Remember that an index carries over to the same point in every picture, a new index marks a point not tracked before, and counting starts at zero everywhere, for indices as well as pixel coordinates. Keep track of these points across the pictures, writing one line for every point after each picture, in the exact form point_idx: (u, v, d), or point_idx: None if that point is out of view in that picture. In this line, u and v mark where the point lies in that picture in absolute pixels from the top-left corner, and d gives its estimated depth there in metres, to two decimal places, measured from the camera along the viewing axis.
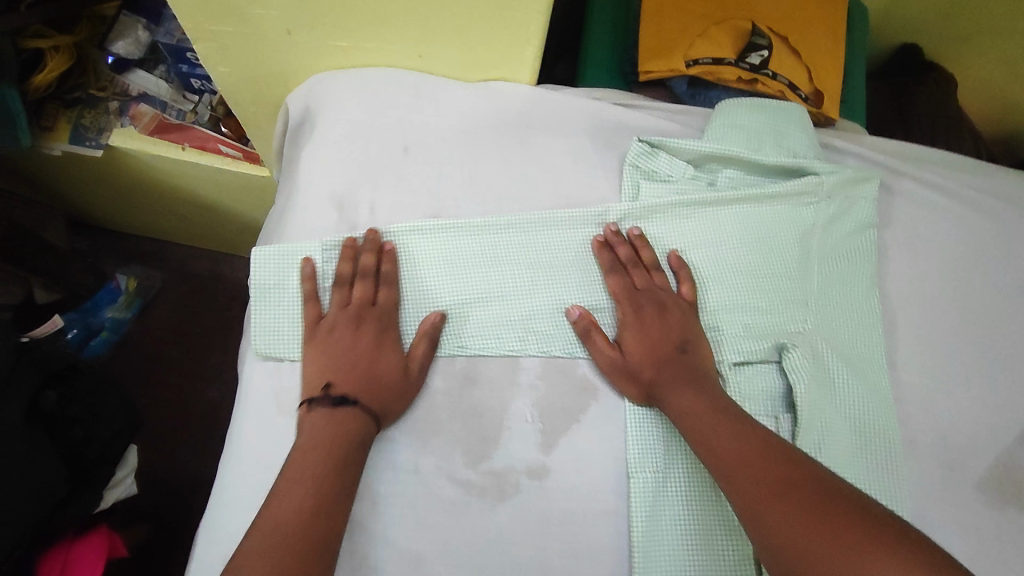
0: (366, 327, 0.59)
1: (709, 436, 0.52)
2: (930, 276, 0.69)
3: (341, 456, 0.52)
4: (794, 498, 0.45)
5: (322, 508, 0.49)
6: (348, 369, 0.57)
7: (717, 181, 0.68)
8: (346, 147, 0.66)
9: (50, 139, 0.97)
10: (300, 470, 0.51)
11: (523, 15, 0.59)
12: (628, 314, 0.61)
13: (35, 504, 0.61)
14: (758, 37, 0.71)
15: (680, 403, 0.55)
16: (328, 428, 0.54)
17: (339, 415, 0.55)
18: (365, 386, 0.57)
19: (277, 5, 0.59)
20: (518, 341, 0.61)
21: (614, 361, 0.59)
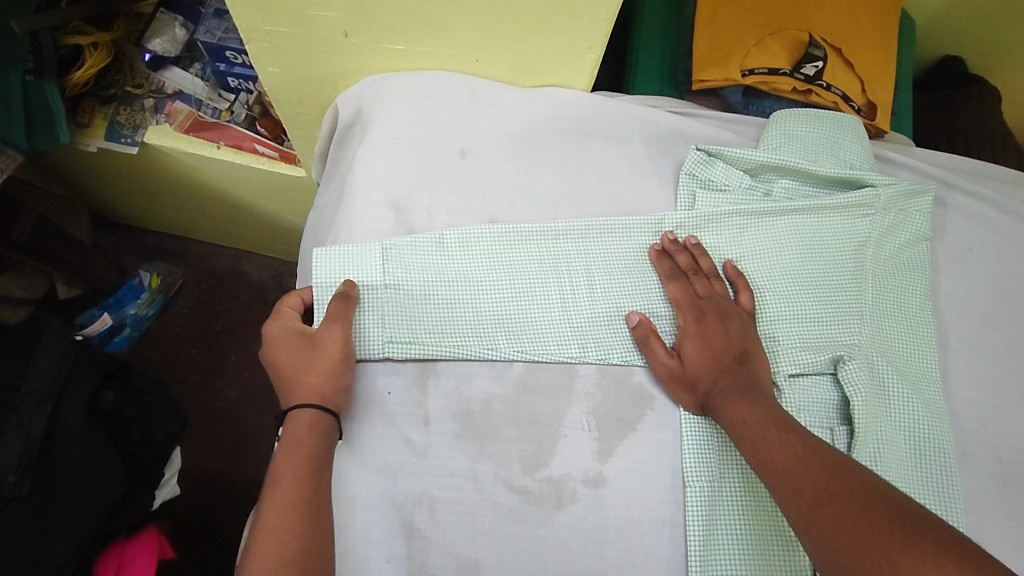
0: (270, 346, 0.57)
1: (761, 446, 0.51)
2: (987, 289, 0.68)
3: (314, 464, 0.50)
4: (843, 511, 0.43)
5: (312, 524, 0.48)
6: (280, 386, 0.55)
7: (773, 191, 0.67)
8: (402, 149, 0.65)
9: (86, 135, 0.97)
10: (277, 491, 0.48)
11: (587, 21, 0.59)
12: (688, 322, 0.60)
13: (94, 505, 0.64)
14: (814, 48, 0.72)
15: (732, 413, 0.54)
16: (289, 438, 0.51)
17: (291, 421, 0.52)
18: (295, 384, 0.54)
19: (340, 7, 0.59)
20: (577, 349, 0.60)
21: (672, 369, 0.58)
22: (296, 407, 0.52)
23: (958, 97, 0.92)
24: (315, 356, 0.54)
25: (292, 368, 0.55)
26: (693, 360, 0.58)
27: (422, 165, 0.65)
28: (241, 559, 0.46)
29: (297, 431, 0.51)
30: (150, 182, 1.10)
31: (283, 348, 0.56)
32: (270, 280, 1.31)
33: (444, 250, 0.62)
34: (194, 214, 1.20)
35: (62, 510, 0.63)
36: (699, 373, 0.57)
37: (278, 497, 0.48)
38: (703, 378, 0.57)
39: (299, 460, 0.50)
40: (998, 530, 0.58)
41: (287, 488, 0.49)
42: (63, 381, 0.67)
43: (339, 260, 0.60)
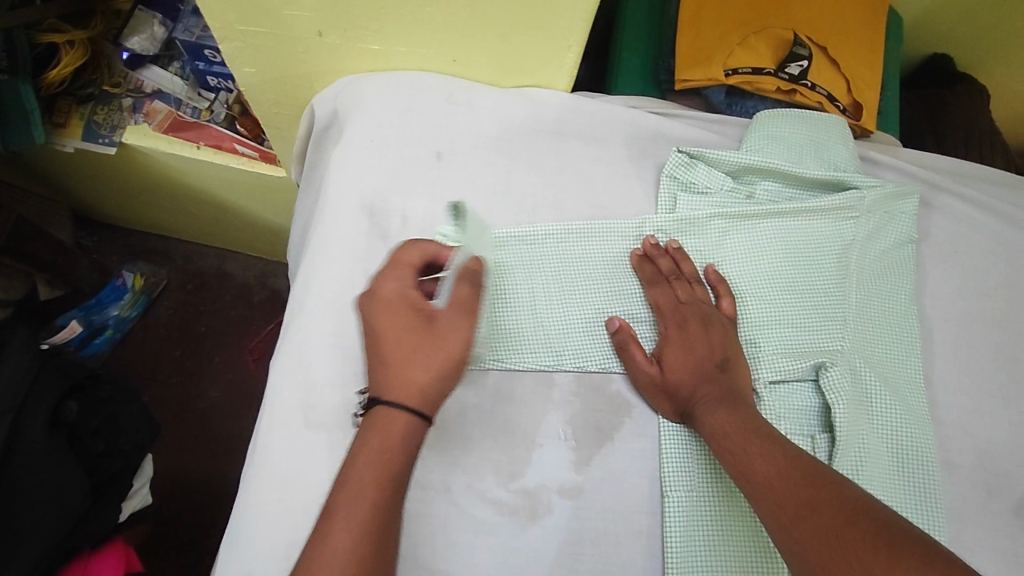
0: (388, 313, 0.48)
1: (740, 456, 0.49)
2: (971, 293, 0.67)
3: (392, 480, 0.43)
4: (824, 525, 0.41)
5: (376, 555, 0.42)
6: (377, 364, 0.47)
7: (756, 193, 0.66)
8: (377, 152, 0.64)
9: (63, 135, 0.95)
10: (347, 506, 0.42)
11: (565, 21, 0.57)
12: (670, 328, 0.59)
13: (57, 520, 0.63)
14: (799, 47, 0.70)
15: (712, 423, 0.52)
16: (367, 435, 0.44)
17: (385, 417, 0.45)
18: (400, 372, 0.46)
19: (314, 6, 0.57)
20: (554, 357, 0.59)
21: (655, 376, 0.57)
22: (391, 402, 0.45)
23: (947, 95, 0.91)
24: (433, 344, 0.47)
25: (401, 349, 0.47)
26: (677, 366, 0.56)
27: (397, 167, 0.63)
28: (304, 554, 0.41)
29: (385, 433, 0.44)
30: (131, 182, 1.08)
31: (396, 323, 0.48)
32: (255, 280, 1.29)
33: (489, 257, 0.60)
34: (177, 214, 1.18)
35: (24, 526, 0.62)
36: (681, 382, 0.56)
37: (345, 514, 0.42)
38: (686, 385, 0.56)
39: (374, 472, 0.43)
40: (979, 538, 0.57)
41: (360, 505, 0.42)
42: (23, 394, 0.65)
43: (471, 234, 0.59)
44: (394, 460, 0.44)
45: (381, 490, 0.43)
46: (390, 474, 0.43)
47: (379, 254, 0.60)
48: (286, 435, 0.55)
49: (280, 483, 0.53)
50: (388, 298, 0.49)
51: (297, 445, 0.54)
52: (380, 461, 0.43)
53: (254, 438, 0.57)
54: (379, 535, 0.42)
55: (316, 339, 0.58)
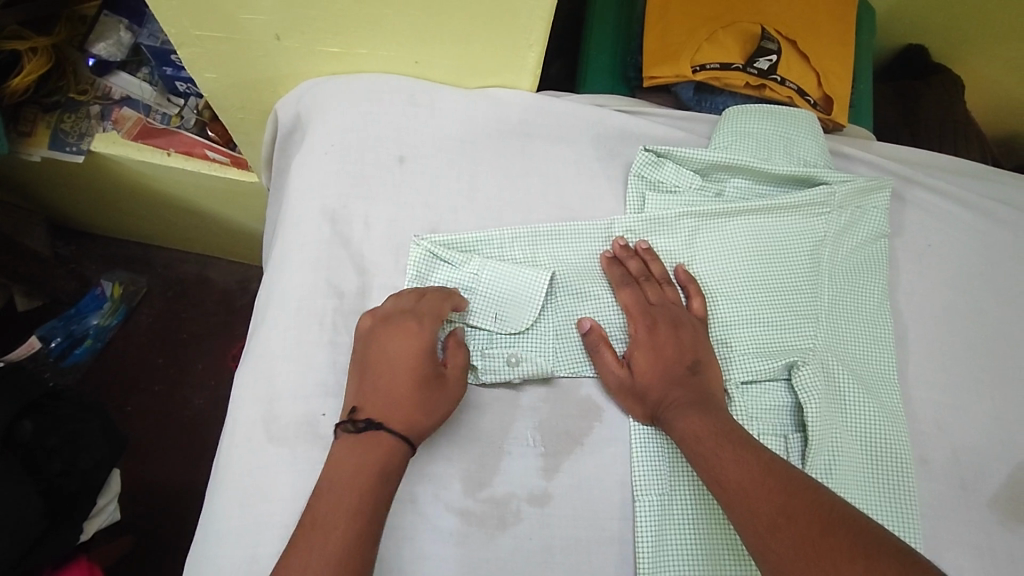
0: (413, 355, 0.51)
1: (713, 459, 0.48)
2: (942, 287, 0.67)
3: (379, 491, 0.45)
4: (800, 533, 0.41)
5: (361, 554, 0.42)
6: (386, 395, 0.49)
7: (725, 191, 0.65)
8: (338, 157, 0.62)
9: (29, 144, 0.92)
10: (334, 511, 0.44)
11: (525, 19, 0.56)
12: (640, 328, 0.58)
13: (13, 541, 0.62)
14: (767, 41, 0.70)
15: (684, 425, 0.51)
16: (361, 447, 0.47)
17: (378, 443, 0.47)
18: (404, 413, 0.49)
19: (268, 9, 0.56)
20: (520, 372, 0.56)
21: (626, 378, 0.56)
22: (388, 434, 0.47)
23: (922, 86, 0.91)
24: (444, 401, 0.51)
25: (412, 396, 0.50)
26: (648, 368, 0.56)
27: (359, 173, 0.62)
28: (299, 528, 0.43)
29: (378, 447, 0.47)
30: (106, 190, 1.06)
31: (414, 369, 0.50)
32: (234, 287, 1.27)
33: (465, 275, 0.60)
34: (154, 221, 1.15)
35: None
36: (652, 384, 0.55)
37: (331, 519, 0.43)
38: (658, 387, 0.55)
39: (365, 474, 0.45)
40: (953, 534, 0.57)
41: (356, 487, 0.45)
42: None
43: (432, 250, 0.59)
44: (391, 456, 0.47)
45: (372, 487, 0.45)
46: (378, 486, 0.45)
47: (341, 261, 0.59)
48: (249, 448, 0.53)
49: (242, 498, 0.52)
50: (419, 339, 0.52)
51: (258, 460, 0.53)
52: (379, 455, 0.47)
53: (219, 452, 0.56)
54: (368, 530, 0.44)
55: (279, 349, 0.56)
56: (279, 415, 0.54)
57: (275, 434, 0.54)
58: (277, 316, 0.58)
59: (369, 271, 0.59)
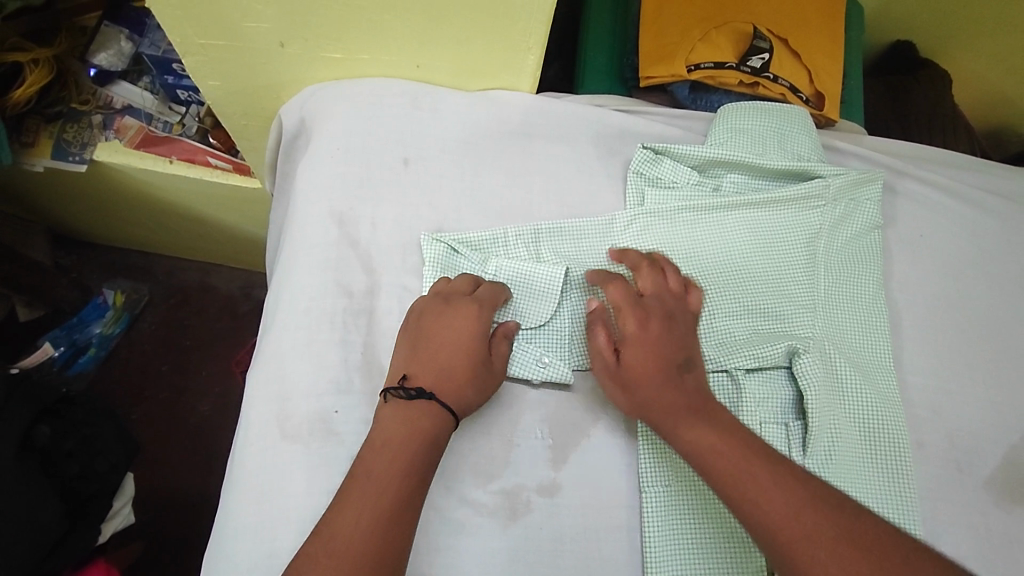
0: (466, 334, 0.54)
1: (741, 491, 0.46)
2: (934, 275, 0.68)
3: (415, 461, 0.48)
4: (847, 556, 0.42)
5: (401, 509, 0.46)
6: (441, 370, 0.53)
7: (722, 186, 0.67)
8: (344, 160, 0.64)
9: (32, 155, 0.93)
10: (370, 476, 0.46)
11: (523, 22, 0.58)
12: (631, 323, 0.55)
13: (33, 541, 0.63)
14: (759, 40, 0.72)
15: (695, 438, 0.49)
16: (403, 416, 0.50)
17: (426, 411, 0.50)
18: (451, 387, 0.52)
19: (272, 17, 0.57)
20: (538, 369, 0.58)
21: (615, 369, 0.54)
22: (436, 403, 0.51)
23: (910, 80, 0.93)
24: (490, 380, 0.54)
25: (461, 372, 0.53)
26: (637, 364, 0.53)
27: (365, 175, 0.63)
28: (344, 485, 0.47)
29: (422, 416, 0.50)
30: (108, 199, 1.07)
31: (465, 347, 0.54)
32: (236, 292, 1.28)
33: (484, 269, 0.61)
34: (155, 229, 1.16)
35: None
36: (645, 383, 0.52)
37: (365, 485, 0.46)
38: (652, 387, 0.52)
39: (411, 440, 0.48)
40: (949, 515, 0.58)
41: (399, 450, 0.48)
42: None
43: (446, 250, 0.61)
44: (432, 428, 0.50)
45: (414, 453, 0.48)
46: (415, 456, 0.48)
47: (350, 261, 0.60)
48: (263, 446, 0.55)
49: (257, 494, 0.53)
50: (477, 321, 0.55)
51: (273, 457, 0.54)
52: (420, 428, 0.49)
53: (233, 450, 0.57)
54: (409, 487, 0.47)
55: (291, 348, 0.57)
56: (293, 413, 0.55)
57: (289, 431, 0.55)
58: (289, 316, 0.59)
59: (376, 270, 0.61)
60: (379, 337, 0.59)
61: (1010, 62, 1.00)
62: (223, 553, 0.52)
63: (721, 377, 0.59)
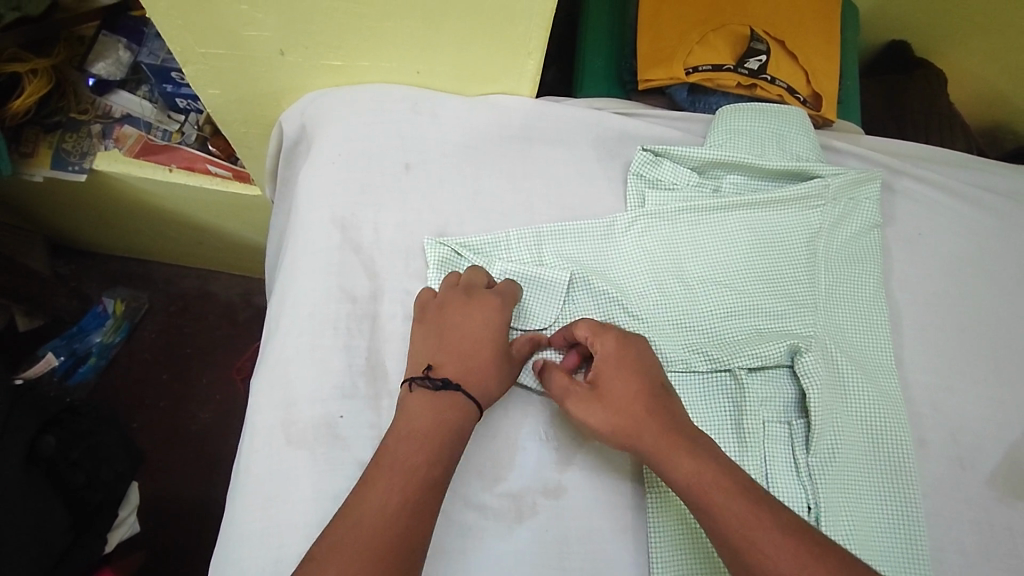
0: (489, 324, 0.55)
1: (736, 536, 0.44)
2: (933, 273, 0.69)
3: (439, 450, 0.48)
4: None
5: (427, 495, 0.46)
6: (466, 361, 0.53)
7: (721, 187, 0.68)
8: (346, 165, 0.64)
9: (31, 165, 0.92)
10: (394, 464, 0.46)
11: (523, 27, 0.58)
12: (608, 349, 0.54)
13: (40, 552, 0.63)
14: (756, 42, 0.73)
15: (688, 473, 0.47)
16: (424, 407, 0.50)
17: (454, 400, 0.51)
18: (476, 377, 0.53)
19: (273, 25, 0.57)
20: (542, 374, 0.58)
21: (593, 399, 0.53)
22: (463, 392, 0.51)
23: (906, 80, 0.94)
24: (511, 370, 0.55)
25: (486, 361, 0.54)
26: (615, 394, 0.52)
27: (366, 181, 0.64)
28: (370, 470, 0.47)
29: (447, 406, 0.50)
30: (107, 208, 1.07)
31: (489, 337, 0.55)
32: (237, 299, 1.28)
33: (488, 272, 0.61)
34: (155, 237, 1.17)
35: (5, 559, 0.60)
36: (627, 413, 0.51)
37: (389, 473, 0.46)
38: (633, 416, 0.51)
39: (438, 428, 0.49)
40: (952, 512, 0.58)
41: (426, 437, 0.48)
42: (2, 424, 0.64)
43: (448, 254, 0.61)
44: (458, 419, 0.50)
45: (441, 442, 0.48)
46: (440, 445, 0.48)
47: (353, 266, 0.61)
48: (269, 452, 0.55)
49: (263, 501, 0.53)
50: (501, 315, 0.56)
51: (279, 463, 0.54)
52: (446, 417, 0.50)
53: (238, 456, 0.57)
54: (434, 475, 0.47)
55: (295, 354, 0.57)
56: (298, 419, 0.55)
57: (294, 436, 0.55)
58: (294, 322, 0.59)
59: (379, 275, 0.61)
60: (383, 342, 0.59)
61: (1004, 60, 1.01)
62: (229, 560, 0.52)
63: (722, 376, 0.59)
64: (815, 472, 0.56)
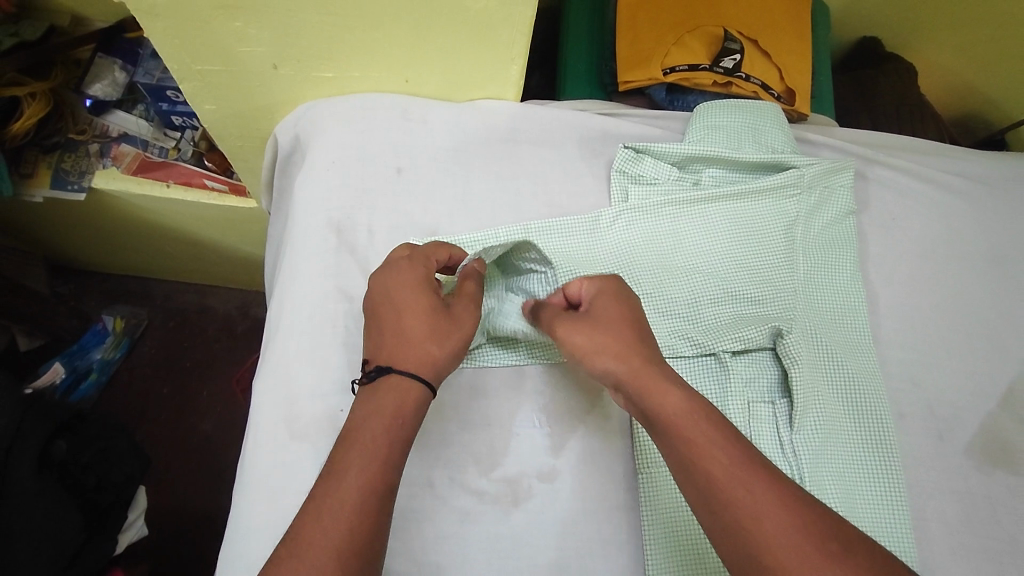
0: (418, 296, 0.53)
1: (711, 466, 0.42)
2: (907, 256, 0.72)
3: (383, 500, 0.44)
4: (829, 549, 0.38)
5: (376, 504, 0.43)
6: (399, 332, 0.52)
7: (702, 180, 0.71)
8: (339, 171, 0.66)
9: (31, 185, 0.94)
10: (331, 520, 0.42)
11: (506, 35, 0.61)
12: (598, 293, 0.54)
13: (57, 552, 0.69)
14: (729, 41, 0.76)
15: (672, 402, 0.46)
16: (366, 445, 0.45)
17: (390, 384, 0.49)
18: (414, 351, 0.51)
19: (268, 40, 0.60)
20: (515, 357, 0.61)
21: (581, 329, 0.51)
22: (398, 373, 0.50)
23: (877, 75, 0.97)
24: (457, 333, 0.53)
25: (419, 329, 0.52)
26: (603, 325, 0.51)
27: (360, 186, 0.66)
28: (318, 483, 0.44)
29: (393, 410, 0.48)
30: (105, 226, 1.08)
31: (419, 307, 0.53)
32: (235, 313, 1.30)
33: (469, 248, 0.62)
34: (152, 254, 1.18)
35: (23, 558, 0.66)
36: (615, 343, 0.50)
37: (323, 531, 0.41)
38: (621, 346, 0.50)
39: (384, 431, 0.46)
40: (932, 483, 0.61)
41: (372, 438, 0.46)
42: (14, 432, 0.70)
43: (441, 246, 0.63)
44: (404, 421, 0.47)
45: (387, 444, 0.46)
46: (387, 447, 0.46)
47: (349, 268, 0.63)
48: (273, 448, 0.56)
49: (270, 495, 0.55)
50: (426, 273, 0.55)
51: (283, 459, 0.56)
52: (390, 420, 0.47)
53: (243, 453, 0.59)
54: (385, 481, 0.44)
55: (295, 353, 0.60)
56: (301, 415, 0.57)
57: (299, 432, 0.57)
58: (293, 322, 0.61)
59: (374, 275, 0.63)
60: None
61: (971, 51, 1.05)
62: (236, 554, 0.53)
63: (707, 360, 0.62)
64: (800, 449, 0.58)
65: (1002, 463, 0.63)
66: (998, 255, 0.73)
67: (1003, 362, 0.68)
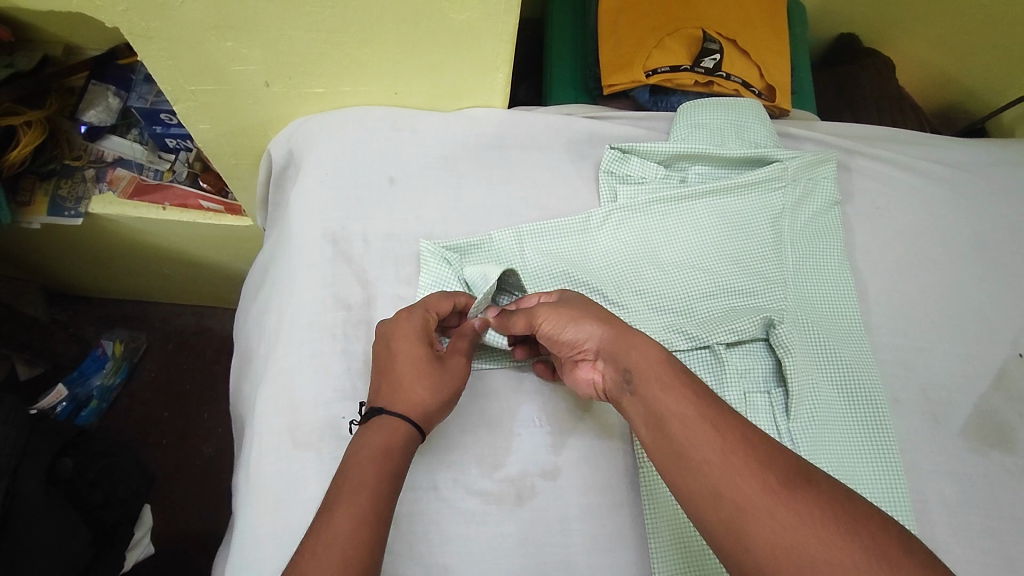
0: (421, 350, 0.54)
1: (674, 417, 0.44)
2: (893, 244, 0.73)
3: (372, 532, 0.44)
4: (788, 481, 0.39)
5: (372, 532, 0.44)
6: (397, 380, 0.53)
7: (688, 178, 0.73)
8: (333, 184, 0.68)
9: (28, 213, 0.93)
10: (325, 548, 0.42)
11: (491, 44, 0.63)
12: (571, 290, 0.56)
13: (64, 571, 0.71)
14: (709, 42, 0.78)
15: (640, 361, 0.47)
16: (352, 477, 0.47)
17: (386, 429, 0.50)
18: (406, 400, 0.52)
19: (257, 59, 0.61)
20: (508, 359, 0.62)
21: (560, 306, 0.52)
22: (393, 419, 0.51)
23: (855, 69, 1.00)
24: (450, 388, 0.54)
25: (415, 380, 0.53)
26: (577, 303, 0.53)
27: (353, 197, 0.68)
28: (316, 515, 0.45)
29: (374, 446, 0.49)
30: (103, 251, 1.09)
31: (419, 360, 0.53)
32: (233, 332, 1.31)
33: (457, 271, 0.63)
34: (149, 276, 1.19)
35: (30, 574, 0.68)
36: (588, 315, 0.51)
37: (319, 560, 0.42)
38: (601, 316, 0.51)
39: (377, 467, 0.47)
40: (931, 465, 0.62)
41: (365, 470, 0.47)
42: (19, 455, 0.72)
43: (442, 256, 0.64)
44: (387, 457, 0.48)
45: (379, 479, 0.47)
46: (377, 479, 0.47)
47: (345, 277, 0.64)
48: (278, 457, 0.57)
49: (276, 504, 0.55)
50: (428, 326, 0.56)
51: (289, 468, 0.56)
52: (375, 456, 0.48)
53: (248, 465, 0.59)
54: (378, 511, 0.45)
55: (295, 364, 0.60)
56: (305, 424, 0.58)
57: (303, 441, 0.57)
58: (292, 335, 0.62)
59: (372, 283, 0.65)
60: None
61: (943, 43, 1.08)
62: (245, 566, 0.54)
63: (702, 352, 0.62)
64: (797, 437, 0.59)
65: (998, 442, 0.64)
66: (982, 239, 0.75)
67: (993, 343, 0.69)
